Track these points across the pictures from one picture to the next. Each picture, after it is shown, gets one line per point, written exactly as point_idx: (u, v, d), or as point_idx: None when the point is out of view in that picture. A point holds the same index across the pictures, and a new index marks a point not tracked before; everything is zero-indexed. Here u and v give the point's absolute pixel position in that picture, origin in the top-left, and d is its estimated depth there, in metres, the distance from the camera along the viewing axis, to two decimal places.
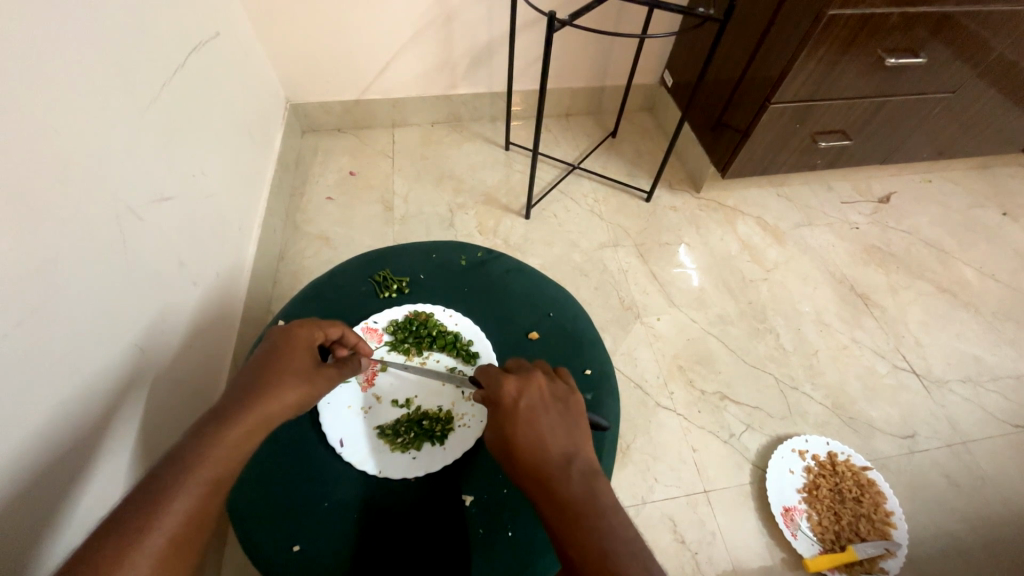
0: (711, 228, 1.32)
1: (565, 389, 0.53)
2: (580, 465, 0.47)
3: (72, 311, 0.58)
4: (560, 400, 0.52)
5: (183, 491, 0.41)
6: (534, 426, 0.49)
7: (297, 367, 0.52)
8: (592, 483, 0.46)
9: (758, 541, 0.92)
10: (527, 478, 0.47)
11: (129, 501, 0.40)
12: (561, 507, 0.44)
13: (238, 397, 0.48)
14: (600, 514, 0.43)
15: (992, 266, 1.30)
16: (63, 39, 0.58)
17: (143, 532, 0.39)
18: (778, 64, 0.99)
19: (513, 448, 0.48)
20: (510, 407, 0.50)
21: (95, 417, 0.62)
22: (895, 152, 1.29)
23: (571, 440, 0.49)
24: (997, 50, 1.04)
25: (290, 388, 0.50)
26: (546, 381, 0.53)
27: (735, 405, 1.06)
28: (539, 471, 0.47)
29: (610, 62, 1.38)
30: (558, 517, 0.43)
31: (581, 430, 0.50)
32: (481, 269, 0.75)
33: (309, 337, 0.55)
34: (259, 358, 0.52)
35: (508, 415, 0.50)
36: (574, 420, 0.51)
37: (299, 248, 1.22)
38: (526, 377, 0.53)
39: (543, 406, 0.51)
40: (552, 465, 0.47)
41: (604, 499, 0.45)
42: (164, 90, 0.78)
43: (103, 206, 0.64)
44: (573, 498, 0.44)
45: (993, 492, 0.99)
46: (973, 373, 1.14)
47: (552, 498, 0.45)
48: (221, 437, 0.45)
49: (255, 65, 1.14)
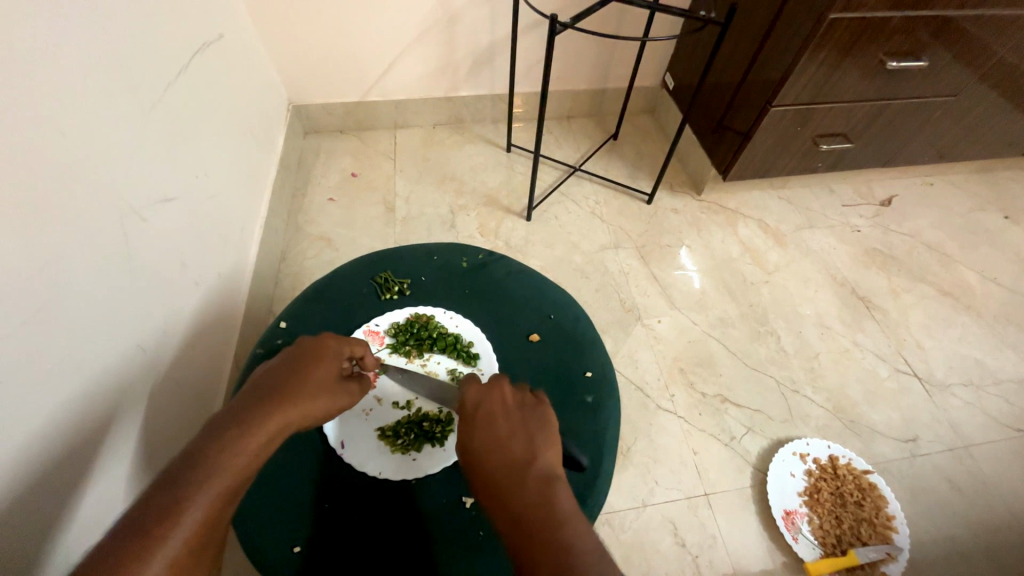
0: (712, 230, 1.32)
1: (532, 399, 0.54)
2: (536, 470, 0.46)
3: (75, 311, 0.58)
4: (524, 408, 0.52)
5: (203, 496, 0.42)
6: (491, 434, 0.50)
7: (324, 378, 0.54)
8: (547, 489, 0.44)
9: (758, 544, 0.92)
10: (482, 487, 0.47)
11: (150, 503, 0.40)
12: (510, 514, 0.43)
13: (259, 401, 0.49)
14: (548, 518, 0.41)
15: (994, 269, 1.30)
16: (66, 40, 0.59)
17: (163, 535, 0.39)
18: (780, 67, 1.00)
19: (470, 458, 0.49)
20: (468, 420, 0.52)
21: (97, 417, 0.62)
22: (897, 155, 1.29)
23: (529, 445, 0.49)
24: (999, 53, 1.04)
25: (316, 399, 0.52)
26: (511, 393, 0.54)
27: (736, 408, 1.06)
28: (493, 479, 0.46)
29: (612, 64, 1.38)
30: (507, 525, 0.42)
31: (545, 435, 0.50)
32: (482, 271, 0.75)
33: (338, 350, 0.56)
34: (289, 362, 0.53)
35: (467, 426, 0.52)
36: (536, 426, 0.50)
37: (300, 249, 1.22)
38: (487, 390, 0.54)
39: (503, 415, 0.52)
40: (508, 473, 0.46)
41: (556, 503, 0.43)
42: (167, 91, 0.78)
43: (107, 206, 0.64)
44: (526, 506, 0.43)
45: (994, 496, 0.99)
46: (974, 378, 1.13)
47: (504, 506, 0.44)
48: (242, 443, 0.45)
49: (257, 67, 1.14)
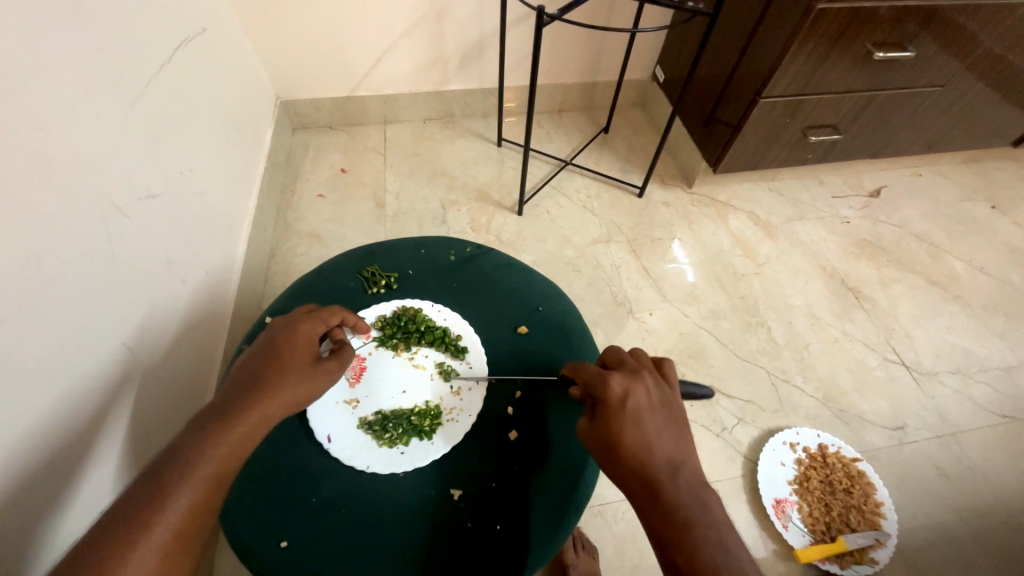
0: (704, 223, 1.32)
1: (670, 394, 0.51)
2: (687, 472, 0.46)
3: (59, 312, 0.58)
4: (668, 403, 0.50)
5: (187, 486, 0.42)
6: (640, 425, 0.48)
7: (298, 362, 0.51)
8: (700, 494, 0.44)
9: (750, 533, 0.92)
10: (630, 477, 0.46)
11: (133, 495, 0.41)
12: (666, 511, 0.43)
13: (239, 395, 0.48)
14: (706, 521, 0.43)
15: (982, 259, 1.31)
16: (39, 31, 0.57)
17: (147, 526, 0.39)
18: (769, 58, 0.99)
19: (616, 443, 0.47)
20: (616, 405, 0.49)
21: (84, 417, 0.61)
22: (886, 145, 1.29)
23: (676, 445, 0.48)
24: (986, 43, 1.04)
25: (293, 384, 0.50)
26: (652, 383, 0.51)
27: (727, 399, 1.06)
28: (644, 474, 0.46)
29: (602, 57, 1.38)
30: (667, 520, 0.43)
31: (688, 436, 0.49)
32: (469, 264, 0.75)
33: (310, 331, 0.54)
34: (259, 350, 0.51)
35: (616, 413, 0.48)
36: (681, 426, 0.49)
37: (290, 246, 1.21)
38: (632, 377, 0.51)
39: (650, 410, 0.49)
40: (657, 468, 0.46)
41: (712, 510, 0.43)
42: (151, 87, 0.77)
43: (89, 203, 0.63)
44: (679, 507, 0.43)
45: (981, 482, 1.00)
46: (962, 365, 1.15)
47: (657, 501, 0.44)
48: (224, 433, 0.45)
49: (244, 62, 1.13)
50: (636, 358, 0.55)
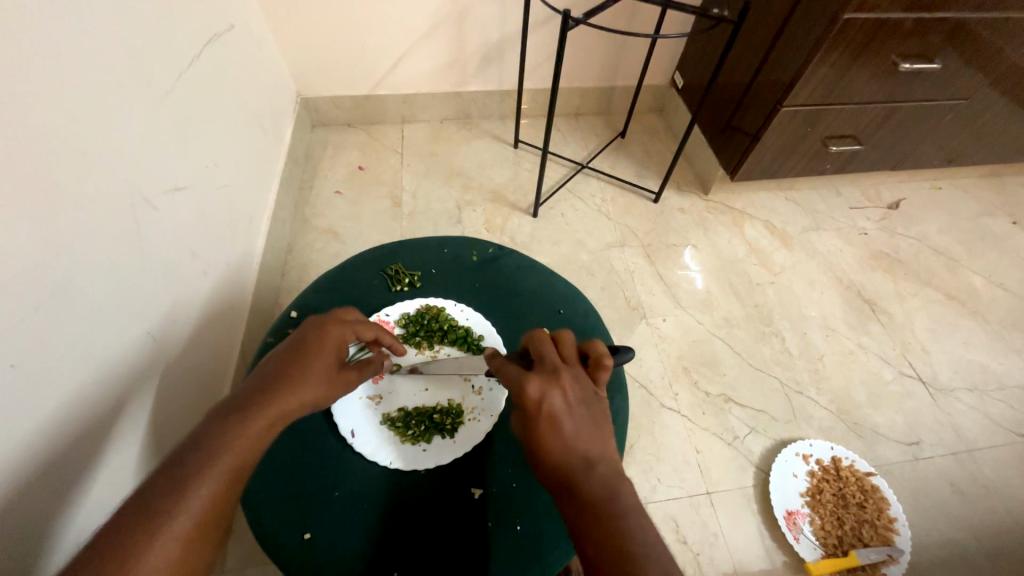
0: (719, 230, 1.32)
1: (590, 386, 0.49)
2: (603, 466, 0.45)
3: (88, 300, 0.59)
4: (587, 398, 0.48)
5: (209, 475, 0.42)
6: (556, 428, 0.46)
7: (323, 366, 0.52)
8: (614, 486, 0.44)
9: (760, 544, 0.92)
10: (549, 477, 0.46)
11: (157, 483, 0.41)
12: (582, 507, 0.43)
13: (260, 389, 0.48)
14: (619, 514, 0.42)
15: (1001, 275, 1.30)
16: (77, 27, 0.59)
17: (171, 514, 0.40)
18: (791, 67, 0.99)
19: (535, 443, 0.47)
20: (533, 410, 0.47)
21: (107, 403, 0.62)
22: (906, 158, 1.28)
23: (594, 440, 0.46)
24: (1011, 58, 1.03)
25: (312, 387, 0.51)
26: (570, 380, 0.49)
27: (739, 408, 1.06)
28: (561, 474, 0.45)
29: (622, 62, 1.38)
30: (581, 517, 0.43)
31: (608, 429, 0.48)
32: (492, 265, 0.75)
33: (340, 337, 0.54)
34: (286, 348, 0.52)
35: (531, 419, 0.47)
36: (599, 418, 0.48)
37: (307, 241, 1.22)
38: (549, 377, 0.48)
39: (568, 410, 0.47)
40: (574, 465, 0.45)
41: (626, 500, 0.43)
42: (179, 82, 0.79)
43: (118, 193, 0.65)
44: (595, 501, 0.43)
45: (996, 500, 0.99)
46: (979, 382, 1.13)
47: (575, 498, 0.44)
48: (245, 428, 0.45)
49: (267, 59, 1.15)
50: (558, 346, 0.52)
